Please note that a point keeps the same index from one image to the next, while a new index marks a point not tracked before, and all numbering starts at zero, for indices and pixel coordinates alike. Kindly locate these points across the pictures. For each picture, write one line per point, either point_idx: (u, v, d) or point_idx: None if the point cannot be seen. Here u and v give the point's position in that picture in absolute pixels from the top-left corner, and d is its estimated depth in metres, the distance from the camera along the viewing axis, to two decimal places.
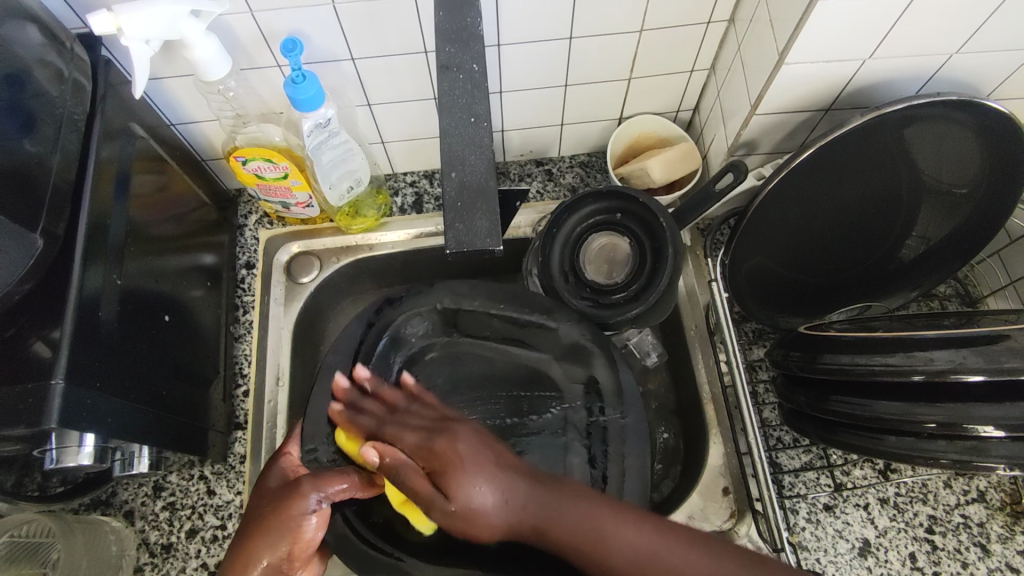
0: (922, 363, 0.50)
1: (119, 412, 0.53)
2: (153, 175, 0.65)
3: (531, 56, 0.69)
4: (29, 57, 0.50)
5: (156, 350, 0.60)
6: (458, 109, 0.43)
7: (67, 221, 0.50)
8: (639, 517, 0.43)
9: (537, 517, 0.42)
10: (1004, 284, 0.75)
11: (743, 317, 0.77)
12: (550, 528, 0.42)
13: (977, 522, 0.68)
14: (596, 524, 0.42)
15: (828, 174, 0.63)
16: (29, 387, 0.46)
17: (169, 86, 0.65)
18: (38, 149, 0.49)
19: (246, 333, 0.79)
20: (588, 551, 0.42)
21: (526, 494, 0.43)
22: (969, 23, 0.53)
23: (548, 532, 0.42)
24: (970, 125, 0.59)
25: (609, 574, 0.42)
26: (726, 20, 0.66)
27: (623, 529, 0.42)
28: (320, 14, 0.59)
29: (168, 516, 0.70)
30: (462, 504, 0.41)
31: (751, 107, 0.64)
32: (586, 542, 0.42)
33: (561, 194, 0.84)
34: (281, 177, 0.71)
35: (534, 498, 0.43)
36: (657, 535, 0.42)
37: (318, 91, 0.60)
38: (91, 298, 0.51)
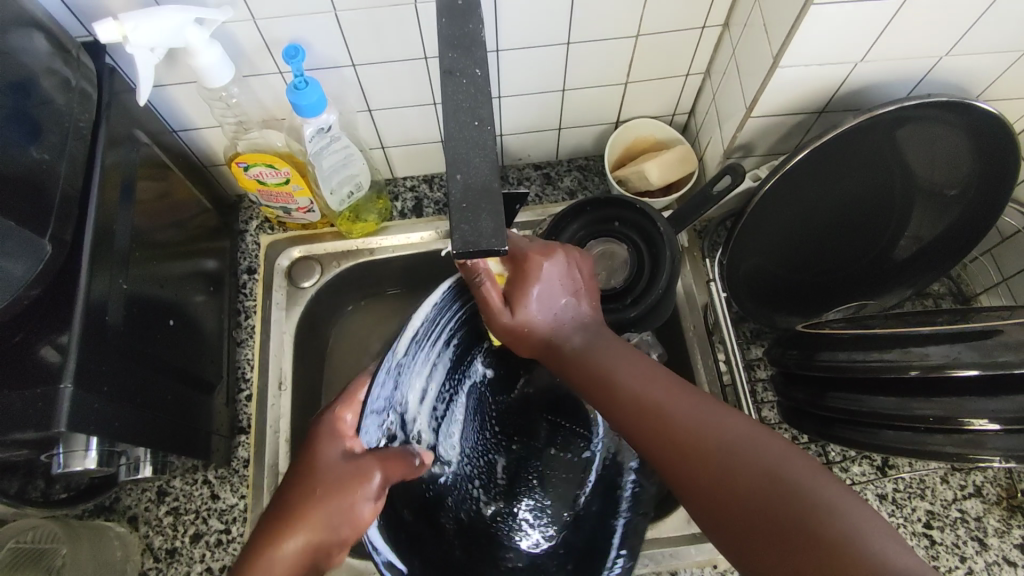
0: (919, 359, 0.51)
1: (126, 415, 0.53)
2: (156, 182, 0.65)
3: (530, 62, 0.70)
4: (36, 64, 0.50)
5: (161, 354, 0.61)
6: (462, 112, 0.44)
7: (73, 227, 0.51)
8: (758, 433, 0.44)
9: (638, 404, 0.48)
10: (997, 281, 0.76)
11: (741, 317, 0.78)
12: (658, 413, 0.47)
13: (974, 517, 0.69)
14: (710, 424, 0.45)
15: (823, 175, 0.64)
16: (39, 391, 0.47)
17: (172, 94, 0.66)
18: (44, 156, 0.49)
19: (248, 337, 0.79)
20: (685, 447, 0.45)
21: (618, 372, 0.51)
22: (959, 26, 0.54)
23: (650, 413, 0.48)
24: (962, 125, 0.60)
25: (702, 477, 0.44)
26: (721, 25, 0.67)
27: (720, 435, 0.44)
28: (322, 21, 0.60)
29: (172, 521, 0.70)
30: (521, 317, 0.55)
31: (746, 110, 0.65)
32: (596, 381, 0.52)
33: (559, 198, 0.85)
34: (283, 183, 0.72)
35: (638, 384, 0.50)
36: (772, 442, 0.44)
37: (320, 96, 0.60)
38: (97, 303, 0.51)
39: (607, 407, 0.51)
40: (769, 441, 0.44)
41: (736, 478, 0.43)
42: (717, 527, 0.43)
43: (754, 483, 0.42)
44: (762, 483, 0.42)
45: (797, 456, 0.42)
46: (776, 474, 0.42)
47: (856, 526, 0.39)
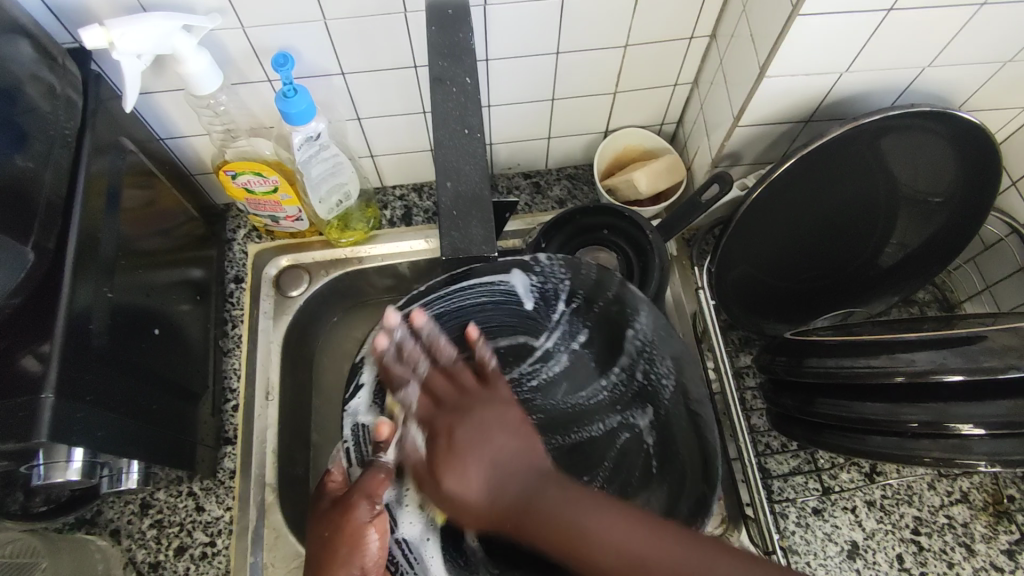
0: (904, 364, 0.51)
1: (110, 425, 0.52)
2: (142, 190, 0.65)
3: (520, 71, 0.70)
4: (21, 71, 0.50)
5: (146, 363, 0.60)
6: (452, 120, 0.43)
7: (58, 235, 0.50)
8: (694, 542, 0.44)
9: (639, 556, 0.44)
10: (980, 288, 0.77)
11: (730, 324, 0.78)
12: (570, 531, 0.45)
13: (961, 523, 0.69)
14: (608, 533, 0.45)
15: (809, 184, 0.65)
16: (19, 400, 0.46)
17: (159, 101, 0.65)
18: (28, 164, 0.49)
19: (235, 347, 0.78)
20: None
21: (582, 515, 0.46)
22: (939, 39, 0.55)
23: (568, 538, 0.45)
24: (943, 135, 0.61)
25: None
26: (708, 35, 0.68)
27: (694, 567, 0.43)
28: (312, 29, 0.60)
29: (155, 534, 0.69)
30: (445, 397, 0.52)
31: (734, 119, 0.65)
32: (558, 535, 0.45)
33: (549, 206, 0.85)
34: (270, 191, 0.72)
35: (612, 533, 0.45)
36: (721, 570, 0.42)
37: (309, 104, 0.60)
38: (81, 311, 0.51)
39: (532, 539, 0.46)
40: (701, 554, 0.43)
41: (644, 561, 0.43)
42: None
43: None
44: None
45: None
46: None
47: None
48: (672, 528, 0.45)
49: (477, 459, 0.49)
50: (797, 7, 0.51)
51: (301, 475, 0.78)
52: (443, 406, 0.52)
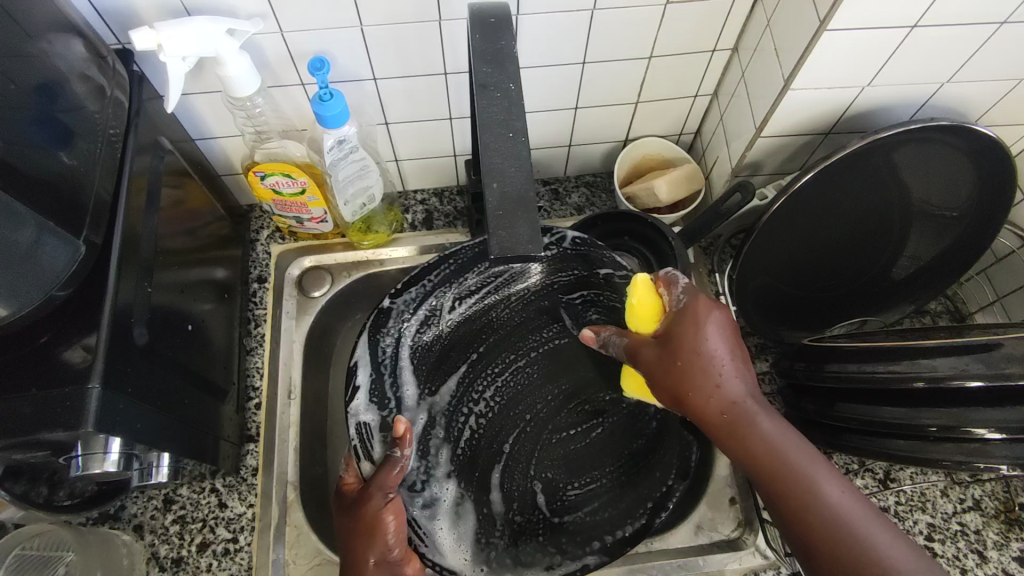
0: (926, 370, 0.53)
1: (147, 418, 0.53)
2: (176, 189, 0.66)
3: (547, 80, 0.72)
4: (70, 70, 0.51)
5: (179, 358, 0.61)
6: (496, 124, 0.45)
7: (104, 230, 0.52)
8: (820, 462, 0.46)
9: (761, 433, 0.47)
10: (991, 300, 0.79)
11: (746, 331, 0.80)
12: (775, 456, 0.46)
13: (974, 530, 0.71)
14: (789, 450, 0.46)
15: (828, 196, 0.67)
16: (66, 390, 0.47)
17: (195, 102, 0.67)
18: (74, 161, 0.50)
19: (258, 345, 0.79)
20: (723, 429, 0.48)
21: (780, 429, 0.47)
22: (959, 55, 0.57)
23: (777, 472, 0.45)
24: (960, 149, 0.63)
25: (774, 486, 0.45)
26: (730, 49, 0.70)
27: (799, 470, 0.45)
28: (349, 34, 0.62)
29: (178, 530, 0.70)
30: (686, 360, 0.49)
31: (756, 129, 0.67)
32: (759, 458, 0.46)
33: (568, 213, 0.86)
34: (298, 193, 0.73)
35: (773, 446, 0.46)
36: (830, 475, 0.45)
37: (345, 108, 0.62)
38: (123, 305, 0.52)
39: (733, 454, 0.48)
40: (839, 481, 0.45)
41: (807, 502, 0.44)
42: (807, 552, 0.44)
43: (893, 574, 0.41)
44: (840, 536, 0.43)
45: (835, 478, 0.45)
46: (815, 488, 0.44)
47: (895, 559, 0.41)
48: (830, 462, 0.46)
49: (726, 389, 0.48)
50: (825, 23, 0.53)
51: (320, 473, 0.78)
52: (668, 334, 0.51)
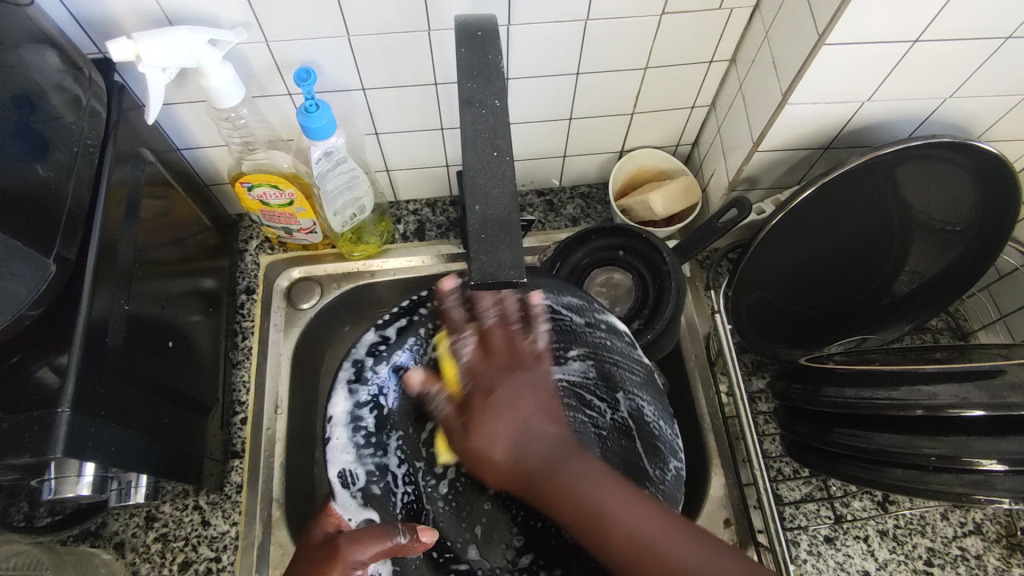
0: (926, 398, 0.51)
1: (122, 440, 0.52)
2: (159, 200, 0.64)
3: (540, 90, 0.70)
4: (44, 80, 0.50)
5: (158, 375, 0.60)
6: (481, 143, 0.43)
7: (78, 245, 0.50)
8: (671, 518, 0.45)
9: (495, 461, 0.49)
10: (994, 318, 0.77)
11: (743, 348, 0.78)
12: (593, 517, 0.45)
13: (975, 555, 0.69)
14: (590, 492, 0.46)
15: (826, 213, 0.65)
16: (35, 414, 0.46)
17: (179, 112, 0.66)
18: (50, 173, 0.49)
19: (245, 359, 0.78)
20: (534, 486, 0.48)
21: (528, 429, 0.49)
22: (962, 71, 0.55)
23: (592, 525, 0.45)
24: (963, 165, 0.61)
25: (519, 485, 0.49)
26: (727, 60, 0.69)
27: (567, 469, 0.47)
28: (334, 44, 0.60)
29: (160, 548, 0.68)
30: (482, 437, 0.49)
31: (754, 144, 0.66)
32: (584, 523, 0.45)
33: (562, 224, 0.85)
34: (286, 204, 0.72)
35: (516, 439, 0.48)
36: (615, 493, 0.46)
37: (331, 120, 0.60)
38: (98, 319, 0.51)
39: (552, 506, 0.47)
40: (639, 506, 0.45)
41: (578, 498, 0.46)
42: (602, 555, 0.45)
43: (626, 537, 0.44)
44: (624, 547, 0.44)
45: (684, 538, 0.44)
46: (552, 477, 0.47)
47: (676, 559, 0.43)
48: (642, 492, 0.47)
49: (502, 431, 0.48)
50: (823, 37, 0.52)
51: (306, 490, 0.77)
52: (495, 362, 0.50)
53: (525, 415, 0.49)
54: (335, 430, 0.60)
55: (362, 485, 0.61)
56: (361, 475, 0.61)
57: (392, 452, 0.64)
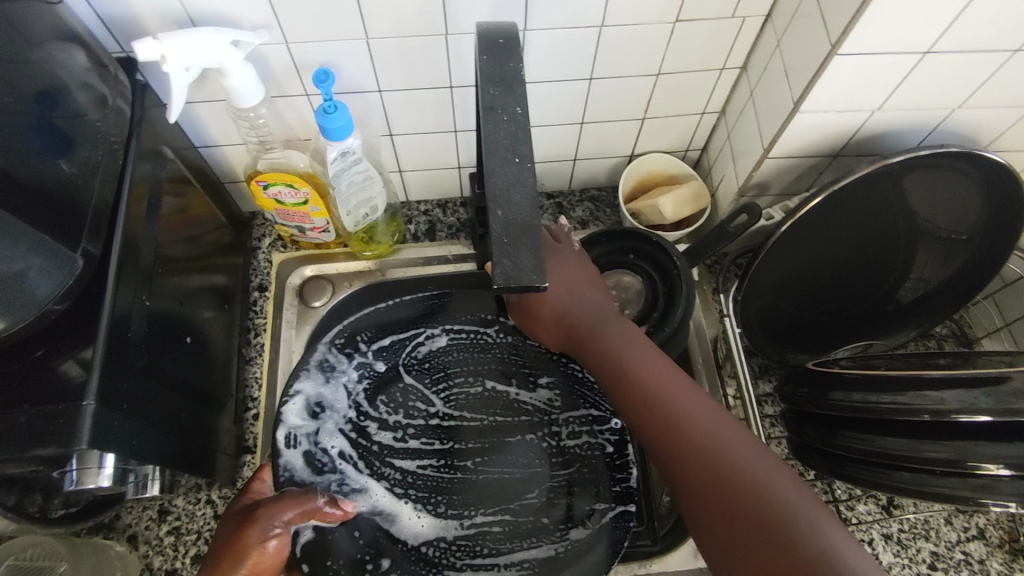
0: (933, 403, 0.52)
1: (141, 433, 0.52)
2: (177, 197, 0.65)
3: (553, 94, 0.71)
4: (69, 79, 0.51)
5: (175, 370, 0.61)
6: (502, 148, 0.44)
7: (103, 241, 0.51)
8: (739, 430, 0.48)
9: (540, 323, 0.61)
10: (999, 325, 0.78)
11: (750, 352, 0.79)
12: (681, 425, 0.49)
13: (978, 559, 0.70)
14: (715, 434, 0.48)
15: (834, 219, 0.66)
16: (61, 407, 0.46)
17: (198, 111, 0.67)
18: (73, 171, 0.50)
19: (257, 355, 0.79)
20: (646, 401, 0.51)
21: (576, 293, 0.59)
22: (971, 82, 0.56)
23: (715, 471, 0.46)
24: (970, 174, 0.62)
25: (619, 390, 0.54)
26: (739, 67, 0.69)
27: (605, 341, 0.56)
28: (353, 47, 0.61)
29: (173, 541, 0.69)
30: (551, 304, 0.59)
31: (764, 150, 0.66)
32: (699, 463, 0.47)
33: (571, 227, 0.86)
34: (301, 203, 0.72)
35: (571, 294, 0.59)
36: (659, 368, 0.53)
37: (349, 121, 0.61)
38: (121, 315, 0.51)
39: (641, 420, 0.51)
40: (717, 415, 0.49)
41: (688, 426, 0.49)
42: (698, 498, 0.47)
43: (722, 457, 0.47)
44: (715, 470, 0.46)
45: (725, 425, 0.48)
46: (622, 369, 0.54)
47: (759, 466, 0.46)
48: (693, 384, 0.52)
49: (561, 293, 0.59)
50: (836, 47, 0.53)
51: None
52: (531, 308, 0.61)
53: (579, 288, 0.60)
54: (294, 398, 0.64)
55: (303, 457, 0.63)
56: (303, 441, 0.63)
57: (334, 434, 0.64)
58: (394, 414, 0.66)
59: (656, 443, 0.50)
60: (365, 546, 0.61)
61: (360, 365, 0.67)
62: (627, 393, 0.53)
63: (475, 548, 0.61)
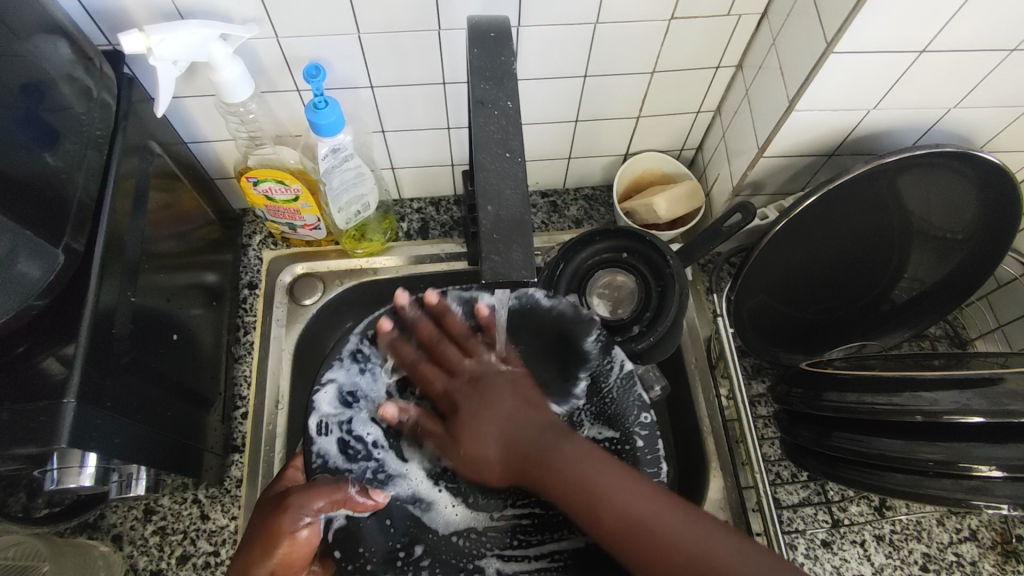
0: (927, 404, 0.51)
1: (126, 432, 0.52)
2: (165, 192, 0.64)
3: (548, 91, 0.70)
4: (54, 70, 0.50)
5: (162, 367, 0.60)
6: (493, 143, 0.43)
7: (87, 236, 0.50)
8: (636, 479, 0.48)
9: (488, 458, 0.54)
10: (993, 326, 0.78)
11: (744, 352, 0.79)
12: (602, 497, 0.48)
13: (970, 561, 0.69)
14: (631, 503, 0.47)
15: (828, 219, 0.65)
16: (41, 405, 0.45)
17: (186, 106, 0.66)
18: (58, 164, 0.49)
19: (247, 353, 0.78)
20: (531, 462, 0.52)
21: (515, 419, 0.53)
22: (967, 82, 0.56)
23: (596, 495, 0.48)
24: (966, 174, 0.62)
25: (522, 471, 0.53)
26: (734, 66, 0.69)
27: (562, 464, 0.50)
28: (345, 41, 0.60)
29: (158, 541, 0.68)
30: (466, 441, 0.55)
31: (759, 149, 0.66)
32: (589, 499, 0.48)
33: (565, 226, 0.85)
34: (291, 200, 0.72)
35: (504, 434, 0.53)
36: (612, 475, 0.48)
37: (340, 117, 0.60)
38: (105, 311, 0.51)
39: (546, 487, 0.51)
40: (641, 491, 0.47)
41: (606, 494, 0.47)
42: (631, 559, 0.46)
43: (653, 528, 0.46)
44: (626, 524, 0.46)
45: (697, 523, 0.46)
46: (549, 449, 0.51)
47: (694, 543, 0.45)
48: (608, 454, 0.50)
49: (485, 424, 0.54)
50: (832, 45, 0.52)
51: None
52: (457, 380, 0.55)
53: (478, 410, 0.54)
54: (326, 384, 0.53)
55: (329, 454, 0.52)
56: (337, 428, 0.53)
57: (367, 423, 0.54)
58: (426, 405, 0.60)
59: (561, 498, 0.50)
60: (397, 535, 0.54)
61: (393, 355, 0.56)
62: (536, 466, 0.51)
63: (504, 539, 0.58)
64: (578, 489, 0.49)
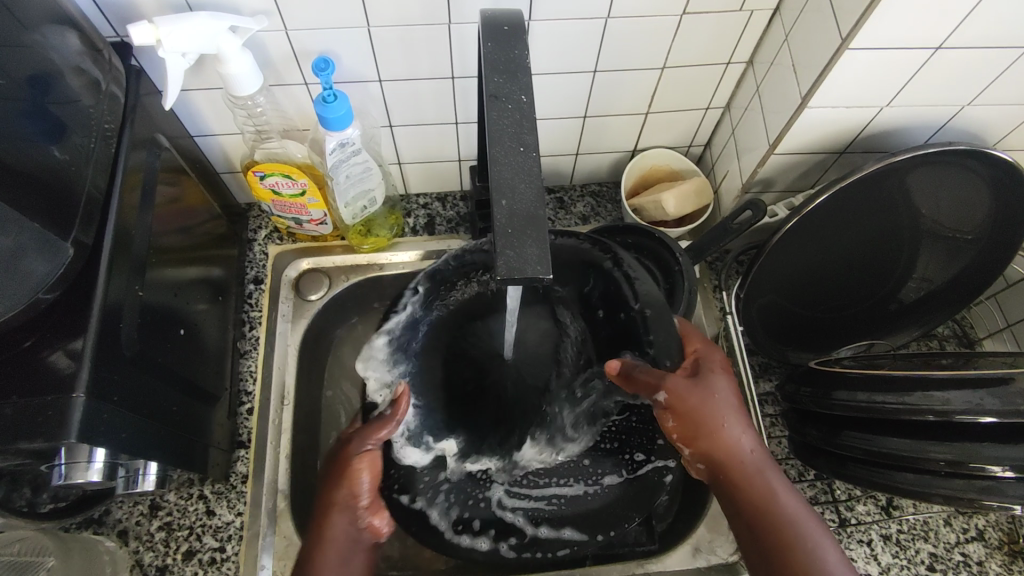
0: (939, 403, 0.51)
1: (133, 427, 0.51)
2: (172, 186, 0.64)
3: (558, 85, 0.70)
4: (62, 62, 0.49)
5: (169, 362, 0.60)
6: (507, 137, 0.42)
7: (95, 230, 0.50)
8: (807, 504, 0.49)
9: (726, 454, 0.50)
10: (1002, 326, 0.77)
11: (751, 350, 0.78)
12: (765, 496, 0.49)
13: (977, 561, 0.69)
14: (784, 502, 0.49)
15: (839, 217, 0.65)
16: (49, 399, 0.45)
17: (193, 99, 0.65)
18: (66, 157, 0.48)
19: (252, 348, 0.77)
20: (736, 466, 0.50)
21: (734, 408, 0.52)
22: (981, 79, 0.56)
23: (772, 505, 0.49)
24: (978, 172, 0.62)
25: (723, 466, 0.51)
26: (745, 62, 0.69)
27: (751, 481, 0.50)
28: (354, 35, 0.60)
29: (164, 537, 0.68)
30: (683, 404, 0.51)
31: (770, 146, 0.66)
32: (755, 489, 0.49)
33: (572, 223, 0.85)
34: (298, 194, 0.71)
35: (754, 444, 0.51)
36: (774, 476, 0.50)
37: (349, 111, 0.59)
38: (113, 306, 0.50)
39: (717, 471, 0.51)
40: (792, 492, 0.50)
41: (776, 506, 0.49)
42: (758, 555, 0.48)
43: (790, 532, 0.48)
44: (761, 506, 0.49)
45: (833, 544, 0.47)
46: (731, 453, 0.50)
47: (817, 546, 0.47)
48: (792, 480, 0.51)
49: (734, 423, 0.51)
50: (847, 41, 0.52)
51: (309, 481, 0.76)
52: (646, 375, 0.51)
53: (723, 416, 0.51)
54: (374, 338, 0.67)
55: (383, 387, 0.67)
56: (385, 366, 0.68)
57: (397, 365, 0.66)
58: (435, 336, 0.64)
59: (723, 485, 0.51)
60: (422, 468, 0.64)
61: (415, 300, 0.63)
62: (697, 449, 0.51)
63: (516, 478, 0.64)
64: (734, 475, 0.50)
